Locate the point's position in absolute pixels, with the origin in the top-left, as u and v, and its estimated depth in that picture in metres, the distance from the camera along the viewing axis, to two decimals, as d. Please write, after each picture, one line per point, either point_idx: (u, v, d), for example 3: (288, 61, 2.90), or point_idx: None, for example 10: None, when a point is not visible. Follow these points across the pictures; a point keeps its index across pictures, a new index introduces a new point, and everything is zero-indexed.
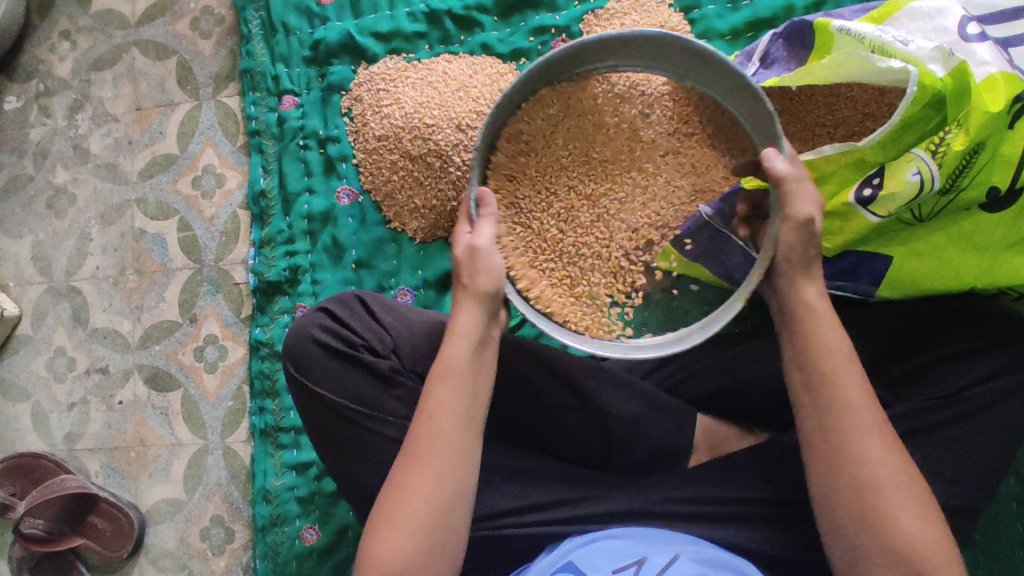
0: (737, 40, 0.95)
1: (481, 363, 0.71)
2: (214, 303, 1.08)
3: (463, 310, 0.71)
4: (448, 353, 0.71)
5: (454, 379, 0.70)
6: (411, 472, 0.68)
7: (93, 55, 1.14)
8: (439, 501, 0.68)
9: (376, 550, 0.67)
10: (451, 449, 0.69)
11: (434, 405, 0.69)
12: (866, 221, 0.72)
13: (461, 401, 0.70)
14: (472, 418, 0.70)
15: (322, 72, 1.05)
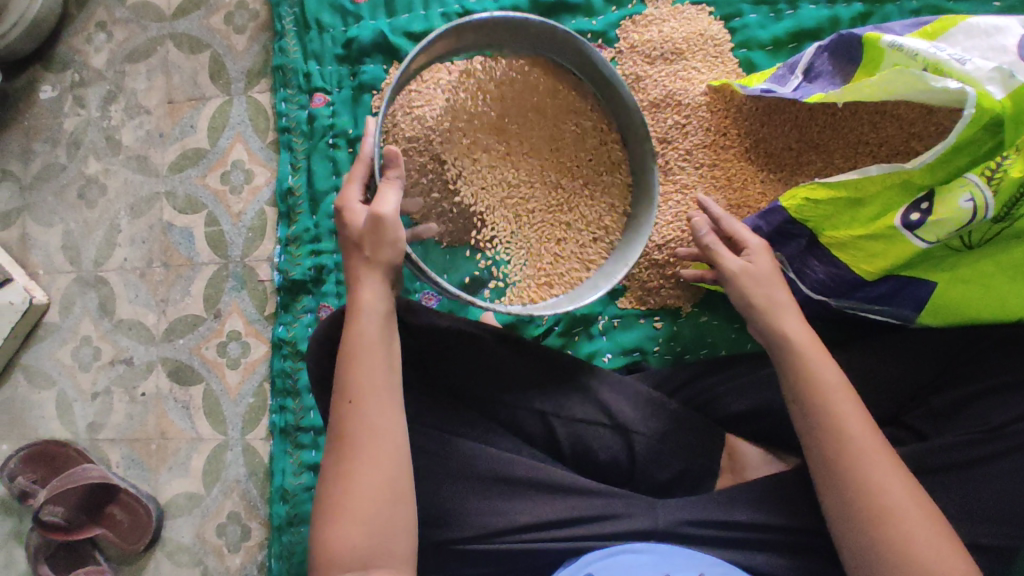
0: (778, 51, 0.93)
1: (389, 329, 0.71)
2: (239, 300, 1.08)
3: (366, 280, 0.70)
4: (358, 326, 0.69)
5: (363, 354, 0.68)
6: (348, 455, 0.66)
7: (128, 48, 1.15)
8: (378, 471, 0.66)
9: (325, 544, 0.64)
10: (377, 423, 0.67)
11: (363, 389, 0.67)
12: (912, 246, 0.69)
13: (370, 373, 0.68)
14: (391, 383, 0.69)
15: (354, 70, 1.05)
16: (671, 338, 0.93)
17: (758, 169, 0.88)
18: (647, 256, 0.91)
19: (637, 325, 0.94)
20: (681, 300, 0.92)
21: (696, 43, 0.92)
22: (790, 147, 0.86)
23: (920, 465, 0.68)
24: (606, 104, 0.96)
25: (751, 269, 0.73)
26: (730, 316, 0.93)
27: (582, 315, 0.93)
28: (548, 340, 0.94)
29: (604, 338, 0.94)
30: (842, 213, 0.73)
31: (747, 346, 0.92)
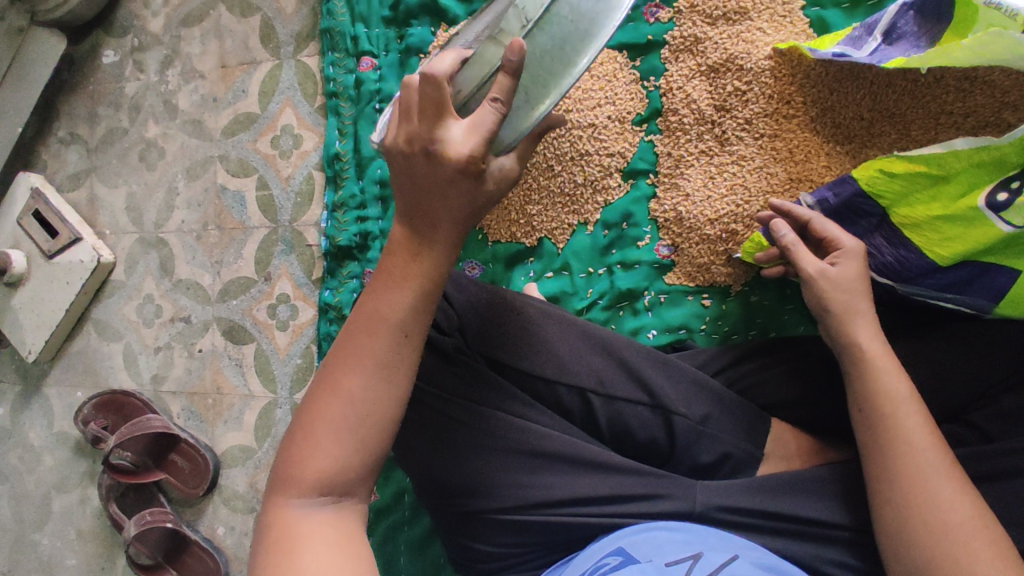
0: (855, 9, 0.85)
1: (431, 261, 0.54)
2: (288, 263, 1.11)
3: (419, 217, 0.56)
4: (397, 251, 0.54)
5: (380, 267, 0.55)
6: (339, 373, 0.53)
7: (183, 12, 1.17)
8: (370, 403, 0.53)
9: (298, 463, 0.52)
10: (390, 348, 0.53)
11: (375, 296, 0.54)
12: (997, 230, 0.65)
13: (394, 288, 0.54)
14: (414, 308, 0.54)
15: (401, 34, 1.03)
16: (720, 317, 0.89)
17: (824, 141, 0.82)
18: (706, 231, 0.87)
19: (683, 302, 0.90)
20: (731, 279, 0.88)
21: (762, 2, 0.85)
22: (862, 117, 0.79)
23: (983, 466, 0.63)
24: (675, 65, 0.89)
25: (829, 273, 0.69)
26: (782, 297, 0.88)
27: (627, 290, 0.91)
28: (591, 314, 0.92)
29: (649, 315, 0.91)
30: (922, 191, 0.69)
31: (798, 329, 0.88)
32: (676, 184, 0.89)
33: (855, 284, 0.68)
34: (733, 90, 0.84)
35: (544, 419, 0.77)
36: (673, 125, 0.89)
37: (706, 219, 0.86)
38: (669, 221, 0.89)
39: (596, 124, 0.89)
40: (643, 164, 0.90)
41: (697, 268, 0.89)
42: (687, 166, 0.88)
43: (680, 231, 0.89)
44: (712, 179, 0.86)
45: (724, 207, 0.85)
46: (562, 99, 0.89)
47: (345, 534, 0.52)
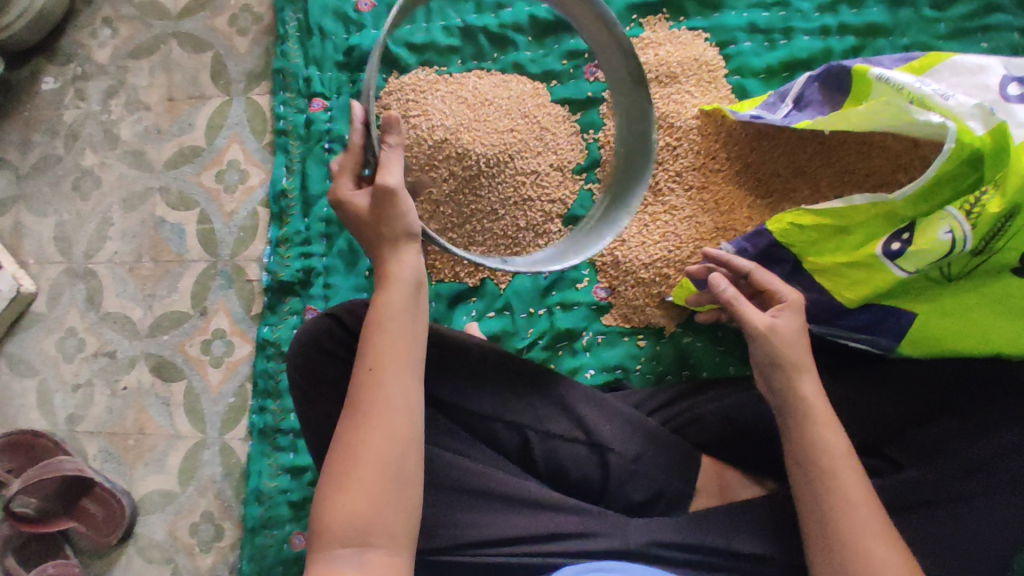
0: (771, 79, 0.94)
1: (415, 301, 0.67)
2: (225, 298, 1.08)
3: (394, 257, 0.67)
4: (385, 301, 0.66)
5: (390, 322, 0.65)
6: (360, 427, 0.61)
7: (132, 44, 1.17)
8: (388, 451, 0.61)
9: (327, 516, 0.59)
10: (398, 400, 0.63)
11: (377, 351, 0.64)
12: (892, 275, 0.70)
13: (403, 337, 0.65)
14: (409, 357, 0.65)
15: (354, 78, 1.06)
16: (654, 357, 0.93)
17: (746, 194, 0.89)
18: (640, 274, 0.91)
19: (621, 342, 0.94)
20: (665, 321, 0.93)
21: (690, 68, 0.93)
22: (779, 174, 0.87)
23: (894, 497, 0.67)
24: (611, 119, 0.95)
25: (777, 328, 0.71)
26: (714, 338, 0.93)
27: (567, 330, 0.94)
28: (532, 352, 0.94)
29: (588, 355, 0.94)
30: (829, 240, 0.74)
31: (729, 370, 0.92)
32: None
33: (799, 339, 0.70)
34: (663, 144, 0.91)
35: (483, 453, 0.78)
36: (610, 174, 0.94)
37: (640, 263, 0.91)
38: (607, 264, 0.94)
39: (538, 170, 0.94)
40: (581, 211, 0.98)
41: (632, 309, 0.93)
42: None
43: (616, 275, 0.93)
44: (646, 224, 0.92)
45: (656, 251, 0.91)
46: (502, 142, 0.92)
47: (382, 566, 0.59)
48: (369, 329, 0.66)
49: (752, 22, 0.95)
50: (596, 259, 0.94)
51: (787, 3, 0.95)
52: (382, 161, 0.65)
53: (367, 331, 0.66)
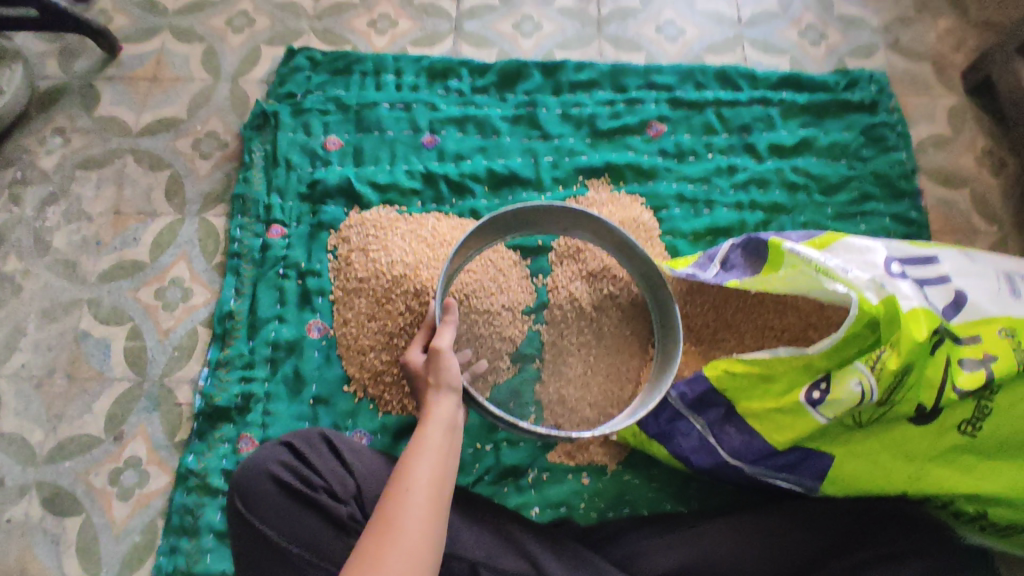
0: (697, 240, 1.08)
1: (451, 442, 0.76)
2: (147, 422, 1.00)
3: (435, 400, 0.79)
4: (425, 432, 0.76)
5: (427, 453, 0.73)
6: (381, 540, 0.66)
7: (84, 155, 1.16)
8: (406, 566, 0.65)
9: None
10: (421, 520, 0.68)
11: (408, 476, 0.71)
12: (816, 421, 0.77)
13: (438, 468, 0.73)
14: (441, 491, 0.72)
15: (315, 209, 1.10)
16: (596, 494, 0.94)
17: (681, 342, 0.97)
18: (586, 413, 0.97)
19: (565, 479, 0.95)
20: (607, 457, 0.96)
21: (628, 227, 1.06)
22: (709, 325, 0.97)
23: None
24: (560, 267, 1.04)
25: None
26: (649, 475, 0.96)
27: (513, 466, 0.94)
28: (478, 489, 0.93)
29: (533, 492, 0.94)
30: (756, 386, 0.82)
31: (664, 507, 0.95)
32: (559, 369, 0.99)
33: None
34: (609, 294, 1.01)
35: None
36: (559, 317, 1.01)
37: (586, 402, 0.97)
38: (554, 402, 0.98)
39: (491, 308, 1.00)
40: (531, 350, 1.00)
41: (578, 446, 0.96)
42: (572, 353, 1.00)
43: (562, 412, 0.97)
44: (591, 366, 0.99)
45: (601, 392, 0.98)
46: (460, 283, 1.00)
47: None
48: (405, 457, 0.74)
49: (680, 192, 1.10)
50: (544, 397, 0.98)
51: (709, 179, 1.12)
52: (438, 329, 0.83)
53: (404, 457, 0.74)
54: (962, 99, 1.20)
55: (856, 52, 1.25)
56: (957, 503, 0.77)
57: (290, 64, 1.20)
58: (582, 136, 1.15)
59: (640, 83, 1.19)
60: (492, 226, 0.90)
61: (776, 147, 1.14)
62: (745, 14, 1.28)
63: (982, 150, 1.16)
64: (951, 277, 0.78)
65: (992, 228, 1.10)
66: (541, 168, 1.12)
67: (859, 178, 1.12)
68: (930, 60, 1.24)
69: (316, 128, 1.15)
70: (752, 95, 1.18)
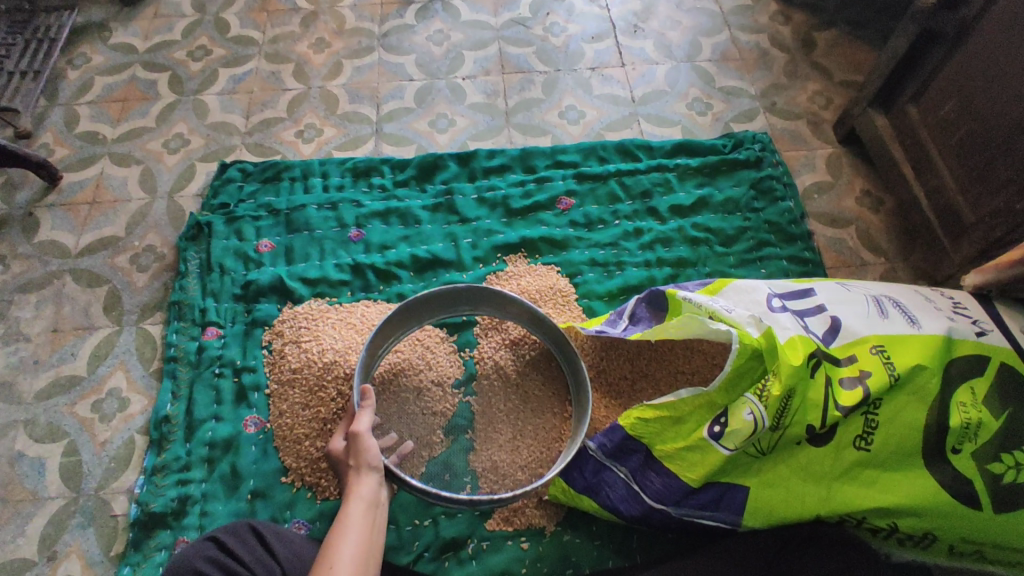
0: (612, 300, 1.15)
1: (373, 520, 0.79)
2: (82, 538, 0.99)
3: (356, 481, 0.82)
4: (347, 511, 0.78)
5: (350, 530, 0.76)
6: None
7: (23, 279, 1.21)
8: None
9: None
10: None
11: (333, 553, 0.73)
12: (721, 453, 0.81)
13: (362, 547, 0.75)
14: (366, 565, 0.74)
15: (249, 308, 1.15)
16: (538, 558, 0.95)
17: (602, 395, 1.03)
18: (518, 479, 0.99)
19: (505, 546, 0.96)
20: (545, 519, 0.97)
21: (546, 294, 1.13)
22: (626, 377, 1.03)
23: None
24: (484, 339, 1.09)
25: None
26: (590, 533, 0.97)
27: (452, 538, 0.95)
28: (419, 566, 0.94)
29: (474, 563, 0.94)
30: (667, 429, 0.86)
31: (608, 563, 0.95)
32: (490, 436, 1.02)
33: None
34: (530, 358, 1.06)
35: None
36: (484, 387, 1.05)
37: (518, 467, 1.00)
38: (487, 470, 0.99)
39: (424, 385, 1.04)
40: (463, 420, 1.03)
41: (517, 511, 0.97)
42: (499, 420, 1.03)
43: (496, 478, 0.99)
44: (519, 431, 1.02)
45: (531, 454, 1.00)
46: (388, 365, 1.04)
47: None
48: (328, 537, 0.76)
49: (593, 257, 1.19)
50: (477, 466, 1.00)
51: (618, 243, 1.21)
52: (356, 415, 0.87)
53: (328, 537, 0.76)
54: (837, 149, 1.36)
55: (739, 117, 1.40)
56: (868, 519, 0.80)
57: (223, 176, 1.29)
58: (498, 216, 1.24)
59: (548, 163, 1.30)
60: (408, 310, 0.99)
61: (676, 209, 1.25)
62: (637, 94, 1.43)
63: (861, 192, 1.31)
64: (826, 306, 0.87)
65: (879, 259, 1.23)
66: (462, 248, 1.20)
67: (753, 228, 1.23)
68: (804, 118, 1.40)
69: (248, 233, 1.22)
70: (650, 164, 1.29)
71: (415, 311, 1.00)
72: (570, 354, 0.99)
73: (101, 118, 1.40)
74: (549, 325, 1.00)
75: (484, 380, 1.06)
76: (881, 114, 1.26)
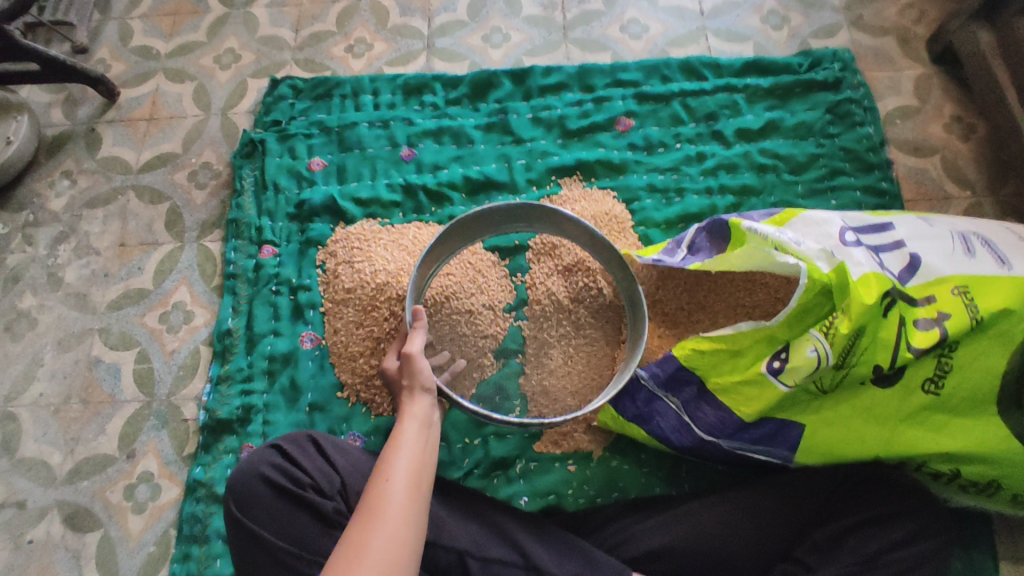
0: (670, 228, 1.11)
1: (426, 437, 0.81)
2: (157, 438, 1.06)
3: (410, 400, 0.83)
4: (402, 429, 0.80)
5: (405, 447, 0.78)
6: (369, 522, 0.69)
7: (89, 195, 1.24)
8: (396, 551, 0.67)
9: None
10: (405, 505, 0.71)
11: (390, 469, 0.75)
12: (779, 390, 0.79)
13: (416, 462, 0.76)
14: (422, 480, 0.76)
15: (303, 227, 1.16)
16: (585, 481, 0.97)
17: (657, 326, 1.01)
18: (569, 403, 1.00)
19: (553, 468, 0.98)
20: (593, 445, 0.98)
21: (602, 220, 1.10)
22: (682, 308, 1.00)
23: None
24: (538, 263, 1.08)
25: None
26: (638, 460, 0.98)
27: (501, 458, 0.98)
28: (469, 482, 0.97)
29: (522, 482, 0.97)
30: (725, 362, 0.84)
31: (655, 490, 0.96)
32: (541, 361, 1.03)
33: None
34: (583, 284, 1.04)
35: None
36: (536, 312, 1.05)
37: (568, 391, 1.01)
38: (539, 393, 1.01)
39: (475, 309, 1.04)
40: (514, 345, 1.04)
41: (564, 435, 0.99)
42: (551, 344, 1.03)
43: (546, 402, 1.00)
44: (570, 356, 1.02)
45: (582, 380, 1.01)
46: (440, 287, 1.03)
47: None
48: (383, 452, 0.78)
49: (651, 183, 1.13)
50: (529, 389, 1.01)
51: (679, 169, 1.15)
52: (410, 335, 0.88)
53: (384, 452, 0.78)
54: (928, 69, 1.23)
55: (820, 32, 1.28)
56: (930, 463, 0.78)
57: (274, 93, 1.26)
58: (554, 137, 1.19)
59: (608, 81, 1.22)
60: (461, 229, 0.96)
61: (743, 132, 1.17)
62: (707, 6, 1.31)
63: (952, 118, 1.19)
64: (905, 242, 0.81)
65: (965, 192, 1.13)
66: (515, 170, 1.16)
67: (827, 155, 1.15)
68: (894, 33, 1.27)
69: (300, 151, 1.21)
70: (717, 84, 1.20)
71: (467, 231, 0.98)
72: (625, 281, 0.96)
73: (153, 32, 1.38)
74: (604, 249, 0.96)
75: (536, 304, 1.05)
76: (986, 27, 1.12)
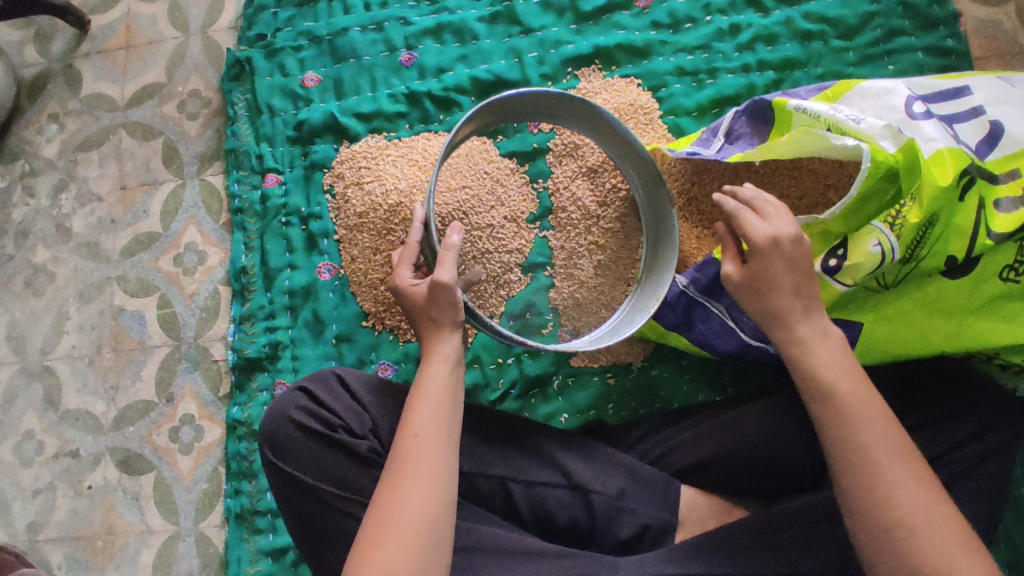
0: (703, 115, 0.99)
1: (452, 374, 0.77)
2: (192, 381, 1.06)
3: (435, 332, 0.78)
4: (426, 369, 0.76)
5: (427, 390, 0.74)
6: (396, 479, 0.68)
7: (81, 137, 1.17)
8: (426, 506, 0.67)
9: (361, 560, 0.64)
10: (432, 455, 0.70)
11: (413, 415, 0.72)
12: (836, 291, 0.72)
13: (440, 404, 0.73)
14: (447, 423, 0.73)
15: (306, 151, 1.08)
16: (625, 393, 0.94)
17: (693, 227, 0.93)
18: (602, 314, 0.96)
19: (591, 383, 0.95)
20: (632, 355, 0.94)
21: (627, 112, 0.99)
22: (721, 204, 0.91)
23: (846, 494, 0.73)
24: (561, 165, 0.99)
25: None
26: (679, 368, 0.94)
27: (537, 376, 0.94)
28: (506, 403, 0.95)
29: (560, 399, 0.94)
30: None
31: (698, 397, 0.93)
32: (571, 273, 0.97)
33: None
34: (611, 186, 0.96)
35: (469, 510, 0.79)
36: (563, 219, 0.98)
37: (602, 301, 0.96)
38: (571, 305, 0.96)
39: (496, 223, 0.97)
40: (541, 258, 0.98)
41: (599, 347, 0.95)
42: (581, 253, 0.97)
43: (579, 315, 0.96)
44: (602, 264, 0.97)
45: (615, 288, 0.96)
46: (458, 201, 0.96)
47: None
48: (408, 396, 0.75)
49: (679, 65, 1.01)
50: (560, 301, 0.97)
51: (710, 45, 1.01)
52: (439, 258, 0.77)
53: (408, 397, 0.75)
54: None
55: None
56: (1002, 354, 0.73)
57: (254, 3, 1.14)
58: (567, 23, 1.06)
59: None
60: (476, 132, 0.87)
61: None
62: None
63: None
64: (985, 108, 0.70)
65: None
66: (526, 65, 1.05)
67: (883, 12, 0.99)
68: None
69: (291, 66, 1.11)
70: None
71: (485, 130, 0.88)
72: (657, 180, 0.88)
73: None
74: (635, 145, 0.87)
75: (563, 211, 0.98)
76: None
